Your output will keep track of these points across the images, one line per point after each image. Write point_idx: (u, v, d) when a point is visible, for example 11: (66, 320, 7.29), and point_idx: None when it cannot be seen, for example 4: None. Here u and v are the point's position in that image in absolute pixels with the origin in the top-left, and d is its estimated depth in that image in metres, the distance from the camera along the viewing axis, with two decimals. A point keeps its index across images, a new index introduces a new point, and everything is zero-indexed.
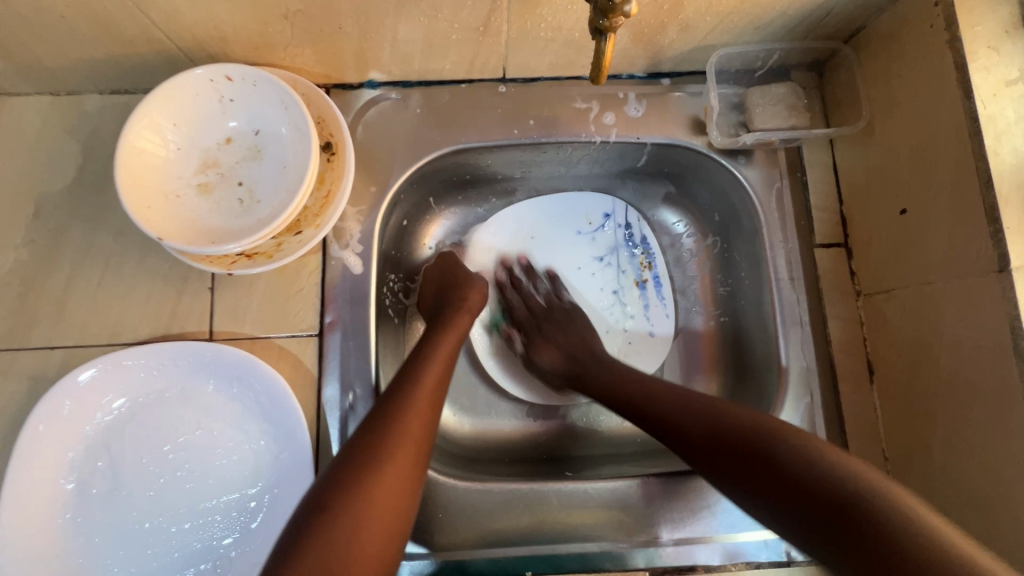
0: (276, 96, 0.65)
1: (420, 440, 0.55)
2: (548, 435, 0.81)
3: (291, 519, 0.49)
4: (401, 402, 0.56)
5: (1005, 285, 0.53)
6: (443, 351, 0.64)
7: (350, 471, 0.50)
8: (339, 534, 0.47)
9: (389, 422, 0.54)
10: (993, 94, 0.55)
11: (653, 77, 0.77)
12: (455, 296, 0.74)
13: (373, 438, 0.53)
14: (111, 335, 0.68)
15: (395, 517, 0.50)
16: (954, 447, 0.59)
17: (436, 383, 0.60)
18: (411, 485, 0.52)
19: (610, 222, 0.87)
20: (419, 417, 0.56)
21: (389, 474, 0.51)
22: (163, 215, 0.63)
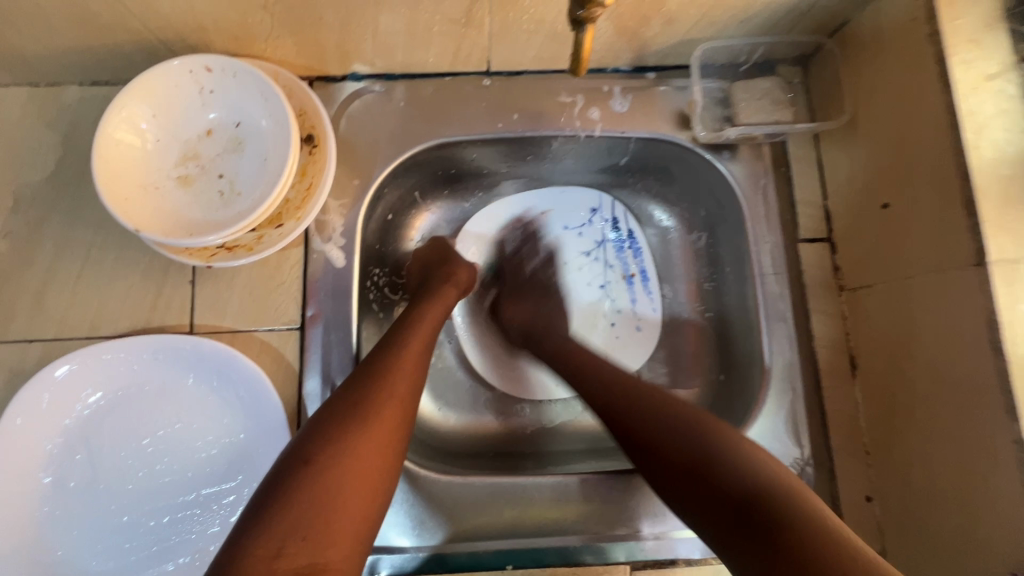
0: (256, 88, 0.64)
1: (406, 401, 0.55)
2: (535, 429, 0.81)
3: (271, 473, 0.48)
4: (387, 363, 0.56)
5: (983, 279, 0.53)
6: (430, 318, 0.65)
7: (333, 425, 0.50)
8: (325, 488, 0.46)
9: (373, 381, 0.54)
10: (973, 88, 0.55)
11: (638, 71, 0.77)
12: (442, 272, 0.74)
13: (358, 394, 0.53)
14: (91, 328, 0.67)
15: (382, 475, 0.50)
16: (933, 441, 0.59)
17: (420, 349, 0.60)
18: (397, 444, 0.52)
19: (599, 216, 0.87)
20: (404, 377, 0.56)
21: (376, 428, 0.51)
22: (142, 208, 0.62)
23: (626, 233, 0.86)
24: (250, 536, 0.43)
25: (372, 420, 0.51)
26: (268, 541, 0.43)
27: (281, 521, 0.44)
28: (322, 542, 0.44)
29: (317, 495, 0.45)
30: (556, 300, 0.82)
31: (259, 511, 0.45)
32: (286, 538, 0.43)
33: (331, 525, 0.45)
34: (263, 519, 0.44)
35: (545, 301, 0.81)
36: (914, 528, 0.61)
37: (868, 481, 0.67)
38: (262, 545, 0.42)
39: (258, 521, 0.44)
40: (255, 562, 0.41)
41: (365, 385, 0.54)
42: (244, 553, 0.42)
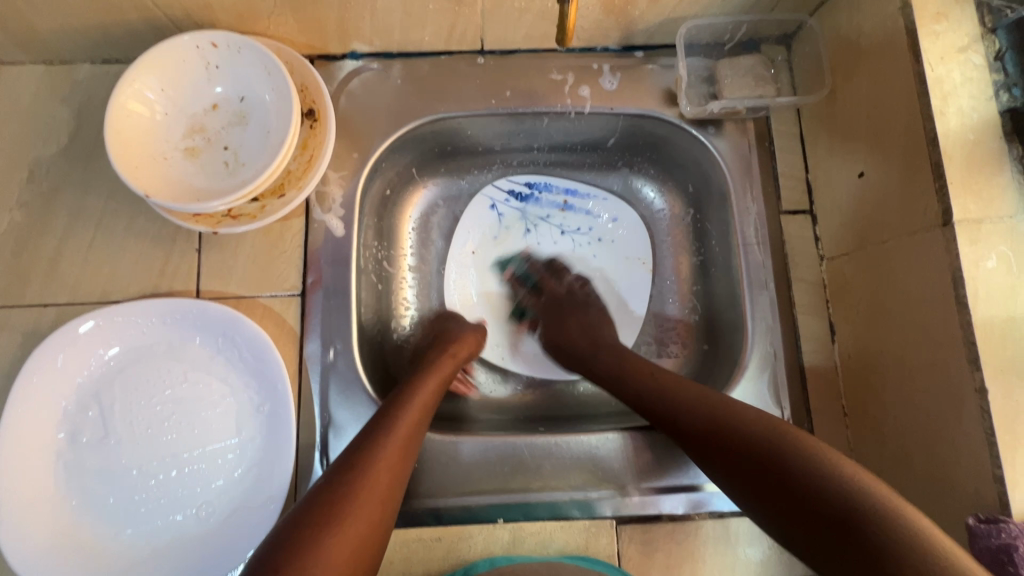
0: (260, 63, 0.68)
1: (406, 460, 0.56)
2: (527, 401, 0.84)
3: (277, 528, 0.48)
4: (390, 423, 0.58)
5: (948, 239, 0.55)
6: (434, 376, 0.67)
7: (340, 483, 0.51)
8: (331, 539, 0.47)
9: (376, 441, 0.56)
10: (941, 58, 0.57)
11: (627, 50, 0.79)
12: (438, 343, 0.75)
13: (363, 454, 0.54)
14: (102, 293, 0.70)
15: (381, 525, 0.51)
16: (904, 398, 0.61)
17: (421, 414, 0.61)
18: (396, 494, 0.54)
19: (517, 201, 0.90)
20: (405, 437, 0.58)
21: (378, 481, 0.52)
22: (151, 176, 0.65)
23: (562, 189, 0.90)
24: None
25: (375, 477, 0.52)
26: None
27: (290, 571, 0.44)
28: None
29: (320, 547, 0.46)
30: (597, 309, 0.82)
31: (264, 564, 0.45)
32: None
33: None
34: (268, 574, 0.44)
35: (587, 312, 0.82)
36: (888, 483, 0.64)
37: (846, 441, 0.70)
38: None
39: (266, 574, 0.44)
40: None
41: (369, 447, 0.55)
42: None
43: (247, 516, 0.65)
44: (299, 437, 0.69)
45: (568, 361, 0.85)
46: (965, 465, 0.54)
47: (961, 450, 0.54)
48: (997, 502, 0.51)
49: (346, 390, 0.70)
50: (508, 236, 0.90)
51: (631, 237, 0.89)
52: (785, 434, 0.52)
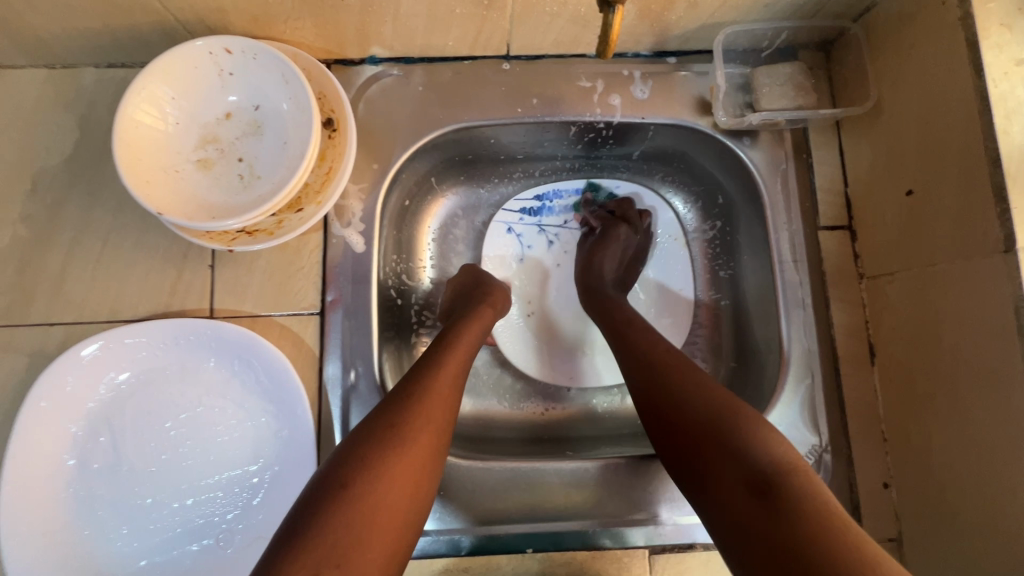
0: (276, 70, 0.64)
1: (440, 427, 0.53)
2: (542, 420, 0.81)
3: (305, 493, 0.47)
4: (421, 387, 0.55)
5: (1011, 266, 0.52)
6: (465, 342, 0.63)
7: (367, 449, 0.49)
8: (357, 511, 0.45)
9: (408, 405, 0.53)
10: (1005, 73, 0.54)
11: (659, 56, 0.76)
12: (478, 294, 0.73)
13: (393, 419, 0.51)
14: (111, 312, 0.67)
15: (413, 497, 0.49)
16: (953, 428, 0.59)
17: (453, 378, 0.58)
18: (432, 463, 0.51)
19: (532, 217, 0.87)
20: (439, 402, 0.54)
21: (410, 452, 0.50)
22: (163, 191, 0.62)
23: (573, 191, 0.86)
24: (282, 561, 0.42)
25: (404, 447, 0.50)
26: (298, 569, 0.42)
27: (313, 546, 0.43)
28: (352, 571, 0.43)
29: (348, 521, 0.44)
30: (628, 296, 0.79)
31: (289, 534, 0.44)
32: (315, 568, 0.42)
33: (359, 554, 0.43)
34: (293, 545, 0.43)
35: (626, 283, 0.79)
36: (933, 514, 0.61)
37: (885, 468, 0.67)
38: (293, 571, 0.41)
39: (291, 543, 0.43)
40: None
41: (398, 415, 0.52)
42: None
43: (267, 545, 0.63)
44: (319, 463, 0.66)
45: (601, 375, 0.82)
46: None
47: (1020, 487, 0.52)
48: None
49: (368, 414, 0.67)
50: (536, 255, 0.87)
51: (651, 241, 0.86)
52: (734, 415, 0.51)
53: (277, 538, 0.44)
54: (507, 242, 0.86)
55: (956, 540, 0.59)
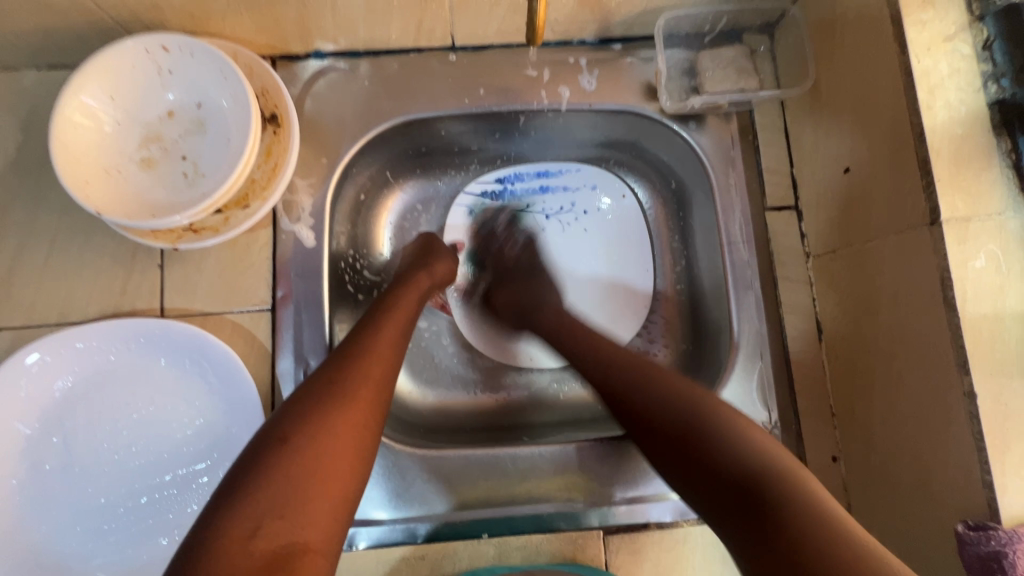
0: (215, 67, 0.64)
1: (380, 385, 0.54)
2: (498, 409, 0.81)
3: (243, 455, 0.46)
4: (359, 348, 0.56)
5: (936, 238, 0.53)
6: (403, 308, 0.65)
7: (306, 407, 0.49)
8: (300, 461, 0.45)
9: (345, 366, 0.54)
10: (928, 48, 0.55)
11: (604, 43, 0.76)
12: (421, 262, 0.74)
13: (332, 379, 0.52)
14: (60, 314, 0.67)
15: (360, 450, 0.49)
16: (893, 398, 0.60)
17: (393, 340, 0.59)
18: (375, 419, 0.52)
19: (494, 200, 0.86)
20: (378, 361, 0.56)
21: (350, 405, 0.50)
22: (103, 191, 0.62)
23: (534, 174, 0.86)
24: (224, 516, 0.42)
25: (345, 402, 0.50)
26: (243, 520, 0.42)
27: (255, 501, 0.43)
28: (300, 521, 0.43)
29: (291, 472, 0.45)
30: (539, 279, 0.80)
31: (230, 491, 0.44)
32: (260, 518, 0.42)
33: (306, 504, 0.44)
34: (235, 501, 0.43)
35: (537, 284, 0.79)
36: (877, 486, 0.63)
37: (834, 442, 0.68)
38: (236, 525, 0.42)
39: (232, 499, 0.43)
40: (230, 543, 0.41)
41: (335, 375, 0.53)
42: (218, 533, 0.41)
43: None
44: None
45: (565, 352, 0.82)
46: (954, 469, 0.53)
47: (950, 453, 0.53)
48: (986, 507, 0.50)
49: None
50: (497, 238, 0.86)
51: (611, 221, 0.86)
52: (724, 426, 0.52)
53: (219, 496, 0.44)
54: (470, 225, 0.86)
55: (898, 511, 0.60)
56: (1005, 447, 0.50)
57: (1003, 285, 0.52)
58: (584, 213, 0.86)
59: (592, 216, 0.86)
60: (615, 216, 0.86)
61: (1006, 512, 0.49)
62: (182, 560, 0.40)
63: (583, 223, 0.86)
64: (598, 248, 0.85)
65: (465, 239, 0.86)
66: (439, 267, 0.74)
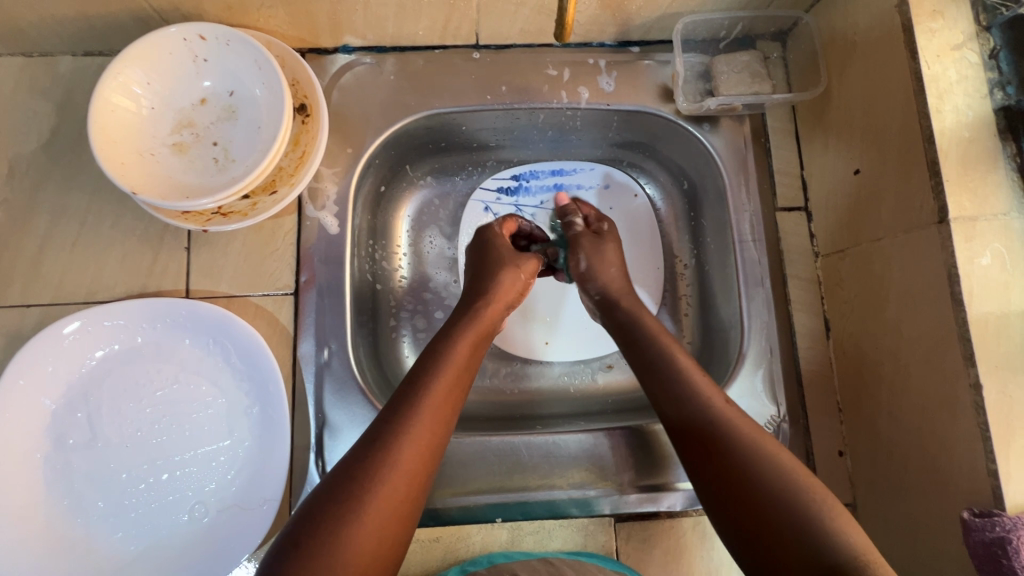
0: (250, 56, 0.66)
1: (430, 449, 0.53)
2: (512, 399, 0.83)
3: (288, 529, 0.47)
4: (417, 403, 0.55)
5: (944, 236, 0.56)
6: (462, 351, 0.62)
7: (348, 489, 0.49)
8: (335, 554, 0.45)
9: (402, 426, 0.53)
10: (938, 55, 0.58)
11: (622, 46, 0.79)
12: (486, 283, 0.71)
13: (387, 440, 0.52)
14: (87, 293, 0.69)
15: (402, 521, 0.50)
16: (899, 392, 0.62)
17: (449, 393, 0.57)
18: (413, 502, 0.51)
19: (510, 197, 0.88)
20: (434, 419, 0.55)
21: (389, 490, 0.49)
22: (137, 173, 0.64)
23: (549, 172, 0.89)
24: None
25: (385, 487, 0.49)
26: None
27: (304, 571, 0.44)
28: None
29: (325, 564, 0.45)
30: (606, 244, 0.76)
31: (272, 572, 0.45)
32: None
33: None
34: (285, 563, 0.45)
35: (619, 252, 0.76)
36: (882, 479, 0.64)
37: (840, 436, 0.70)
38: None
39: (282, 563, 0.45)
40: None
41: (379, 450, 0.51)
42: None
43: (241, 514, 0.64)
44: (295, 438, 0.68)
45: (578, 345, 0.84)
46: (960, 460, 0.55)
47: (955, 444, 0.55)
48: (991, 495, 0.52)
49: (341, 391, 0.69)
50: None
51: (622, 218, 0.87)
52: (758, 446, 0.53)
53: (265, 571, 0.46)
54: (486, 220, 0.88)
55: (903, 503, 0.62)
56: (1009, 437, 0.52)
57: (1007, 282, 0.54)
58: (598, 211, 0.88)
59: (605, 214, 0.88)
60: (628, 215, 0.88)
61: (1011, 500, 0.51)
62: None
63: None
64: None
65: None
66: (498, 296, 0.69)
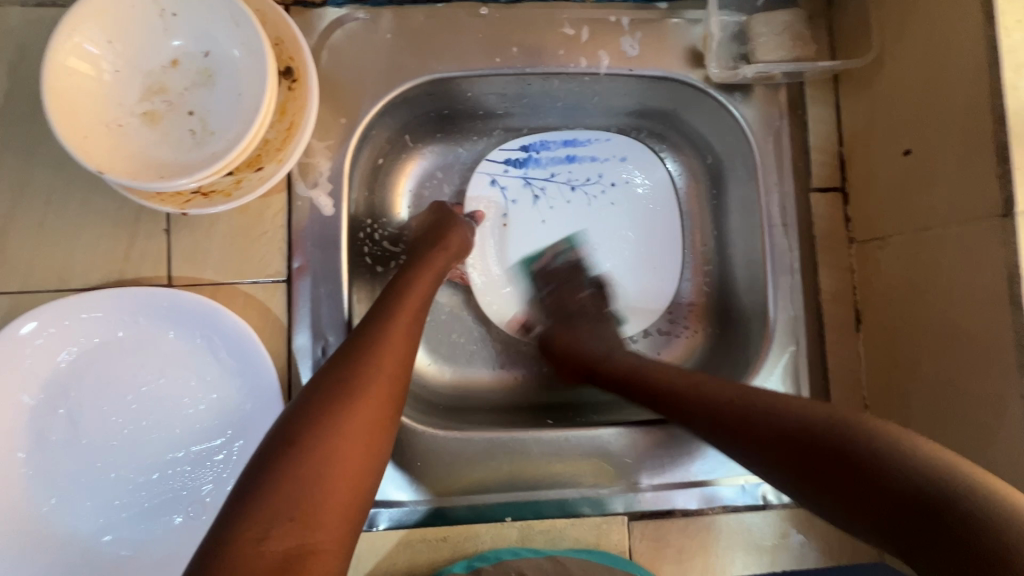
0: (226, 11, 0.58)
1: (395, 376, 0.52)
2: (520, 388, 0.79)
3: (257, 454, 0.45)
4: (374, 336, 0.53)
5: (1008, 231, 0.50)
6: (417, 290, 0.61)
7: (306, 423, 0.46)
8: (309, 467, 0.44)
9: (360, 358, 0.51)
10: (1019, 21, 0.50)
11: (649, 1, 0.70)
12: (433, 238, 0.70)
13: (343, 373, 0.50)
14: (59, 280, 0.63)
15: (373, 447, 0.48)
16: (938, 394, 0.58)
17: (408, 324, 0.56)
18: (375, 442, 0.48)
19: (518, 169, 0.81)
20: (393, 350, 0.53)
21: (350, 426, 0.47)
22: (104, 147, 0.56)
23: (561, 142, 0.81)
24: (237, 518, 0.42)
25: (345, 422, 0.47)
26: (255, 524, 0.41)
27: (268, 502, 0.42)
28: (310, 522, 0.42)
29: (276, 501, 0.42)
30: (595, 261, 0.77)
31: (244, 491, 0.43)
32: (272, 521, 0.42)
33: (319, 507, 0.43)
34: (247, 502, 0.42)
35: (593, 323, 0.74)
36: None
37: None
38: (247, 527, 0.41)
39: (245, 501, 0.42)
40: (240, 547, 0.40)
41: (335, 388, 0.49)
42: (232, 534, 0.41)
43: None
44: None
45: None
46: (1001, 470, 0.52)
47: (998, 453, 0.52)
48: None
49: None
50: (519, 210, 0.81)
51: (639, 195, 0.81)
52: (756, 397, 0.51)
53: (234, 494, 0.44)
54: (492, 194, 0.81)
55: None
56: None
57: None
58: (612, 185, 0.82)
59: (621, 189, 0.81)
60: (647, 191, 0.81)
61: None
62: (199, 557, 0.41)
63: (610, 197, 0.82)
64: (622, 224, 0.81)
65: (486, 208, 0.81)
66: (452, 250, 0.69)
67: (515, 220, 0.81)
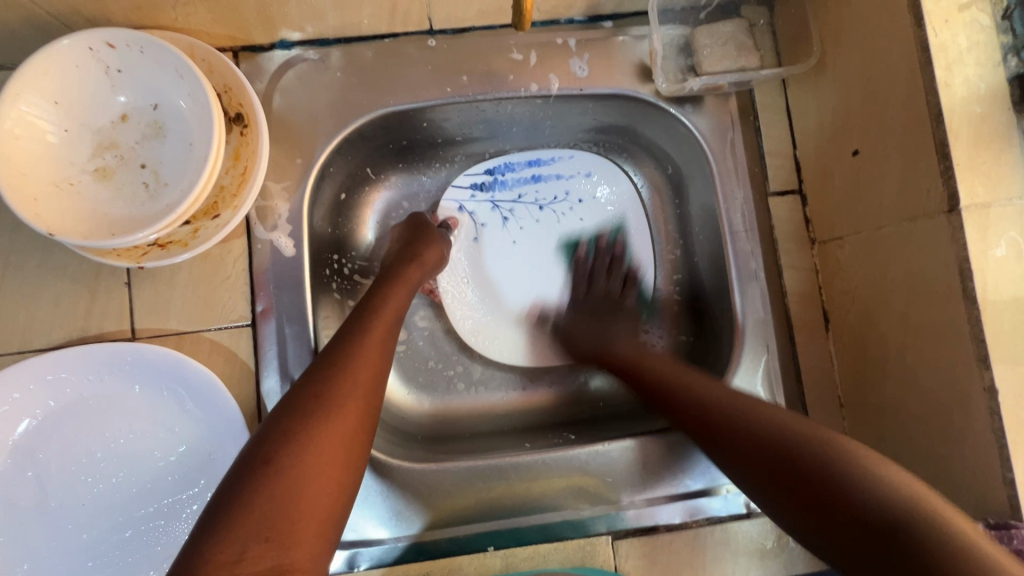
0: (170, 65, 0.58)
1: (370, 389, 0.51)
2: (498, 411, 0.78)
3: (226, 475, 0.43)
4: (347, 351, 0.52)
5: (955, 226, 0.50)
6: (392, 306, 0.60)
7: (279, 439, 0.44)
8: (286, 486, 0.42)
9: (334, 372, 0.50)
10: (946, 20, 0.51)
11: (594, 21, 0.71)
12: (407, 251, 0.70)
13: (318, 387, 0.49)
14: (22, 341, 0.62)
15: (348, 464, 0.46)
16: (906, 389, 0.58)
17: (382, 337, 0.55)
18: (351, 459, 0.47)
19: (484, 194, 0.82)
20: (367, 364, 0.52)
21: (324, 440, 0.45)
22: (56, 208, 0.56)
23: (526, 163, 0.82)
24: (208, 543, 0.39)
25: (320, 437, 0.45)
26: (227, 547, 0.39)
27: (241, 523, 0.40)
28: (286, 541, 0.41)
29: (251, 522, 0.40)
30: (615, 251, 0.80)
31: (213, 513, 0.41)
32: (246, 543, 0.40)
33: (294, 526, 0.41)
34: (219, 525, 0.40)
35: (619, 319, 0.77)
36: None
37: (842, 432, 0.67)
38: (220, 549, 0.39)
39: (216, 525, 0.40)
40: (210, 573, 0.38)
41: (310, 403, 0.47)
42: (202, 559, 0.38)
43: None
44: None
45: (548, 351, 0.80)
46: (973, 466, 0.52)
47: (968, 448, 0.52)
48: (1007, 505, 0.49)
49: None
50: (490, 232, 0.82)
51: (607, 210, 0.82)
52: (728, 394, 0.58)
53: (202, 518, 0.41)
54: (460, 220, 0.81)
55: None
56: None
57: None
58: (580, 201, 0.82)
59: (589, 204, 0.82)
60: (613, 205, 0.82)
61: None
62: None
63: (579, 212, 0.82)
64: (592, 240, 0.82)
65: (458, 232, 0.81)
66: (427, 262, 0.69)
67: (486, 242, 0.82)
